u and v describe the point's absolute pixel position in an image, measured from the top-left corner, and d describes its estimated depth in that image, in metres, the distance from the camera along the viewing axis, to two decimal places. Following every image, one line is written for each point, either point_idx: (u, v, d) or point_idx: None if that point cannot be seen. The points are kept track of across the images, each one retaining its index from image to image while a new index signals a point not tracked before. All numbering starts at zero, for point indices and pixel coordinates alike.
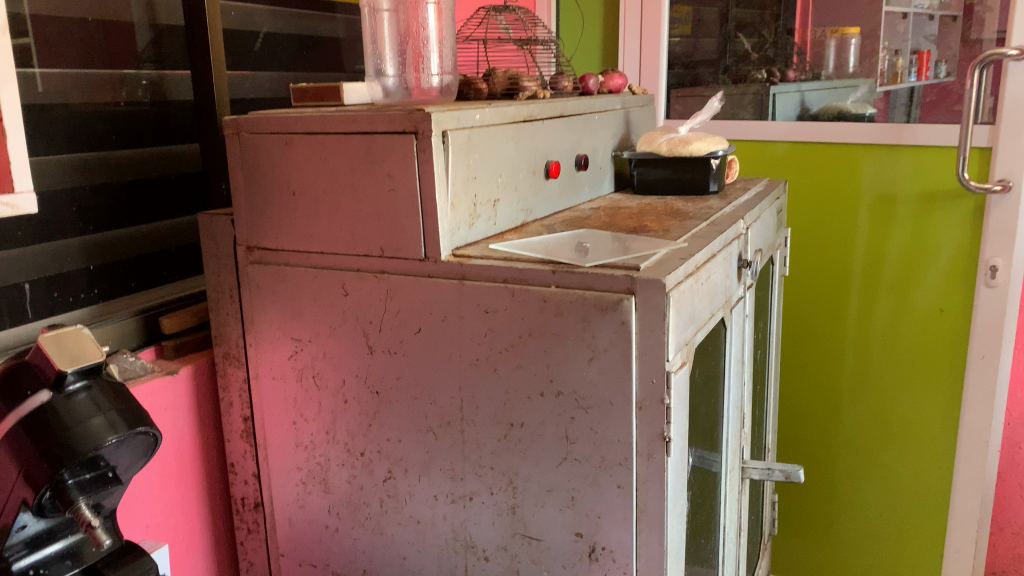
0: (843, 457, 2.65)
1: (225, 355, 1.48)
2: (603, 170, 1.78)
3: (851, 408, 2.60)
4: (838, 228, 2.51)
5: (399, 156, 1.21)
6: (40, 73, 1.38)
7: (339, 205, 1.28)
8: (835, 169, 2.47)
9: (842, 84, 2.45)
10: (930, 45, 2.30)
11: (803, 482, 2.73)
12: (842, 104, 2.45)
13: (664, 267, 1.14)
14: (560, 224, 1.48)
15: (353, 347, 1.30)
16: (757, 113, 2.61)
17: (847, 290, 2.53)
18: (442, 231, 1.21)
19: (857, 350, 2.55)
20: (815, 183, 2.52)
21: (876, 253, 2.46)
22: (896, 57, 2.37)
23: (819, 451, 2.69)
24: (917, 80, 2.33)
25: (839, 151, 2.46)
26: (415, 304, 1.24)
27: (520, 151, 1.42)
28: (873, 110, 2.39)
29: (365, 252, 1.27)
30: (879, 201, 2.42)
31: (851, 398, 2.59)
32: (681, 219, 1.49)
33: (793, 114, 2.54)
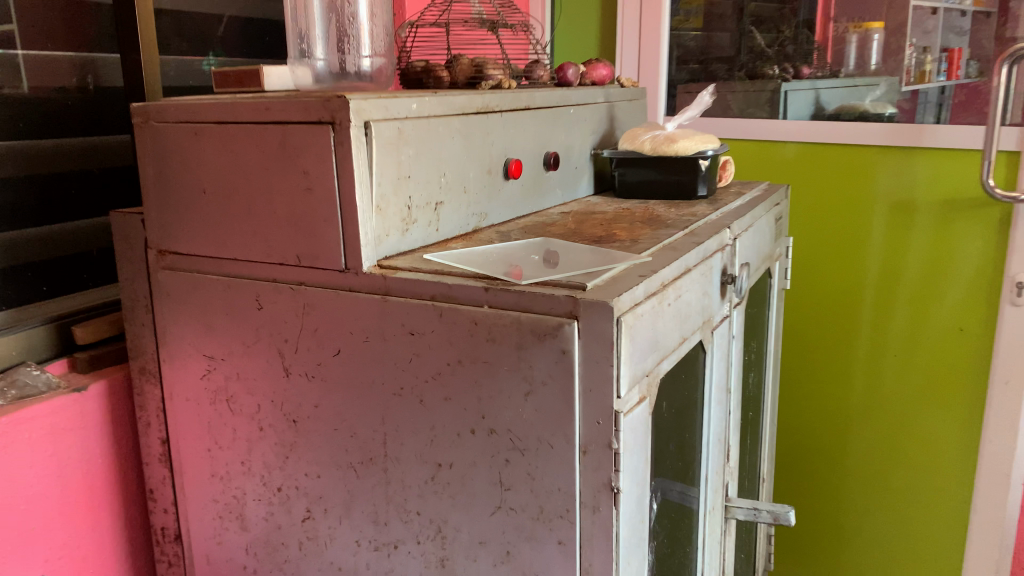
0: (853, 484, 2.45)
1: (141, 369, 1.32)
2: (580, 170, 1.61)
3: (861, 430, 2.40)
4: (850, 237, 2.31)
5: (316, 151, 1.04)
6: (23, 56, 1.35)
7: (255, 206, 1.12)
8: (849, 173, 2.28)
9: (861, 82, 2.24)
10: (961, 43, 2.10)
11: (811, 507, 2.53)
12: (860, 104, 2.24)
13: (617, 287, 0.97)
14: (518, 230, 1.31)
15: (269, 369, 1.14)
16: (770, 112, 2.41)
17: (859, 304, 2.33)
18: (364, 238, 1.04)
19: (868, 368, 2.35)
20: (827, 188, 2.32)
21: (891, 264, 2.26)
22: (924, 54, 2.17)
23: (826, 476, 2.49)
24: (946, 80, 2.12)
25: (853, 154, 2.26)
26: (332, 322, 1.08)
27: (471, 147, 1.25)
28: (894, 110, 2.19)
29: (281, 261, 1.11)
30: (896, 209, 2.22)
31: (862, 420, 2.39)
32: (655, 228, 1.31)
33: (806, 113, 2.34)
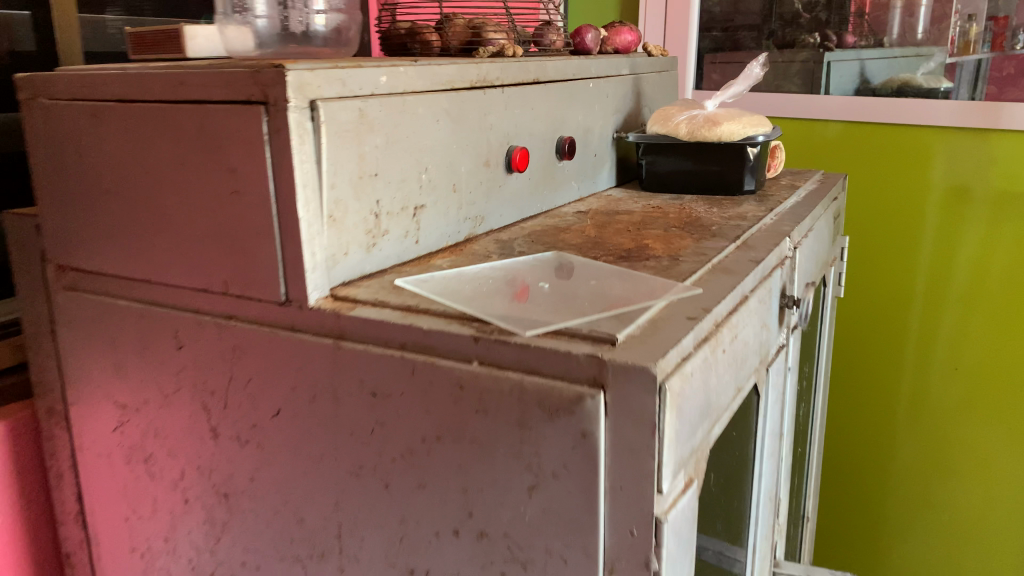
0: (894, 500, 2.16)
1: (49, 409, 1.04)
2: (600, 158, 1.32)
3: (906, 443, 2.10)
4: (901, 226, 1.98)
5: (244, 141, 0.76)
6: None
7: (170, 215, 0.84)
8: (902, 152, 1.94)
9: (904, 52, 1.91)
10: (1009, 10, 1.78)
11: (848, 521, 2.25)
12: (911, 78, 1.91)
13: (663, 341, 0.68)
14: (524, 238, 1.03)
15: (193, 427, 0.87)
16: (806, 86, 2.06)
17: (909, 303, 2.01)
18: (310, 262, 0.76)
19: (917, 374, 2.04)
20: (876, 170, 1.98)
21: (948, 259, 1.93)
22: (969, 23, 1.83)
23: (863, 491, 2.20)
24: (990, 51, 1.80)
25: (905, 134, 1.92)
26: (271, 371, 0.80)
27: (464, 131, 0.95)
28: (949, 84, 1.85)
29: (205, 287, 0.83)
30: (957, 194, 1.88)
31: (908, 431, 2.09)
32: (699, 237, 1.02)
33: (850, 89, 1.99)
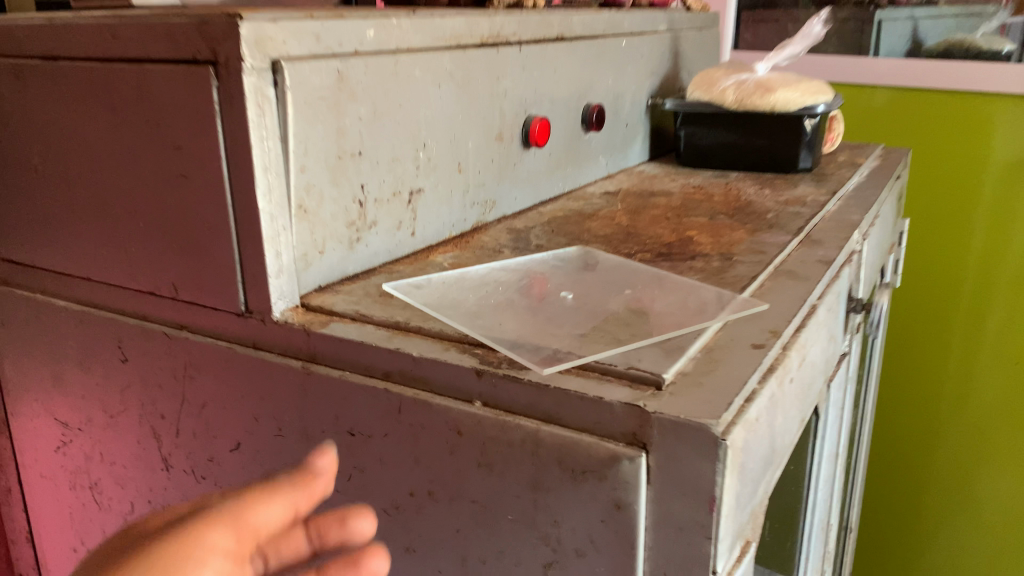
0: (943, 529, 1.80)
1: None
2: (631, 129, 1.14)
3: (948, 455, 1.76)
4: (946, 205, 1.62)
5: (191, 113, 0.60)
6: None
7: (104, 202, 0.68)
8: (949, 116, 1.58)
9: (956, 11, 1.61)
10: None
11: (880, 547, 1.90)
12: (968, 38, 1.59)
13: (722, 383, 0.52)
14: (542, 227, 0.86)
15: (142, 455, 0.73)
16: (846, 46, 1.71)
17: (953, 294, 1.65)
18: (274, 266, 0.61)
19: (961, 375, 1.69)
20: (916, 140, 1.63)
21: (1003, 240, 1.57)
22: None
23: (906, 521, 1.85)
24: None
25: (953, 99, 1.57)
26: (230, 396, 0.65)
27: (471, 99, 0.78)
28: (1012, 46, 1.53)
29: (151, 291, 0.68)
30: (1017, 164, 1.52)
31: (950, 442, 1.74)
32: (752, 229, 0.85)
33: (899, 51, 1.65)
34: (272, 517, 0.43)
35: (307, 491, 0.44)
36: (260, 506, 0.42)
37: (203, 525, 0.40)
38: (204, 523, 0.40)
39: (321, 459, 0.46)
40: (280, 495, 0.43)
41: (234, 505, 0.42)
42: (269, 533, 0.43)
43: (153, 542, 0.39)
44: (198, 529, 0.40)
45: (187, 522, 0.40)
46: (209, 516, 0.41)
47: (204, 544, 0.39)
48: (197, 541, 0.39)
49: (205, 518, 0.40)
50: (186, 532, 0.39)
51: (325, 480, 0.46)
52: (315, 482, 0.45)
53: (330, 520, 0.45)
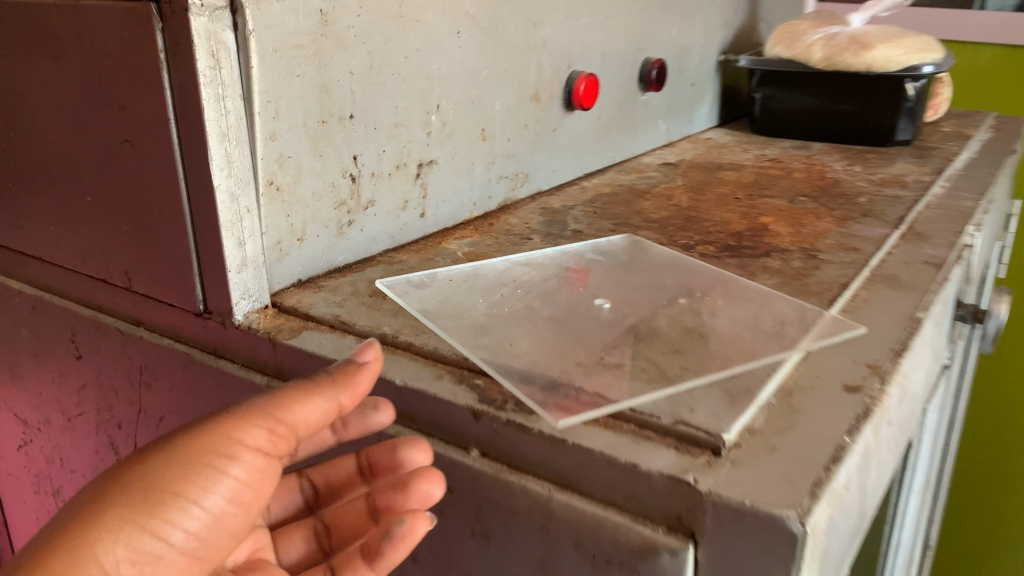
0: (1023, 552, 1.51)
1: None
2: (698, 88, 0.98)
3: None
4: None
5: (133, 63, 0.47)
6: None
7: (45, 170, 0.56)
8: None
9: None
10: None
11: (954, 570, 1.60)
12: None
13: (803, 447, 0.38)
14: (583, 208, 0.72)
15: (102, 466, 0.62)
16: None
17: None
18: (237, 259, 0.49)
19: None
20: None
21: None
22: None
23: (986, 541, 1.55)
24: None
25: None
26: (189, 411, 0.54)
27: (498, 51, 0.64)
28: None
29: (103, 279, 0.56)
30: None
31: None
32: (840, 217, 0.70)
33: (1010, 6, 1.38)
34: (312, 415, 0.37)
35: (350, 389, 0.38)
36: (297, 405, 0.36)
37: (231, 422, 0.34)
38: (233, 419, 0.34)
39: (367, 353, 0.39)
40: (320, 394, 0.37)
41: (269, 402, 0.36)
42: (309, 431, 0.37)
43: (179, 435, 0.34)
44: (226, 425, 0.34)
45: (215, 416, 0.35)
46: (241, 412, 0.35)
47: (235, 443, 0.34)
48: (226, 439, 0.34)
49: (235, 414, 0.35)
50: (213, 427, 0.34)
51: (384, 415, 0.42)
52: (359, 379, 0.38)
53: (381, 450, 0.42)
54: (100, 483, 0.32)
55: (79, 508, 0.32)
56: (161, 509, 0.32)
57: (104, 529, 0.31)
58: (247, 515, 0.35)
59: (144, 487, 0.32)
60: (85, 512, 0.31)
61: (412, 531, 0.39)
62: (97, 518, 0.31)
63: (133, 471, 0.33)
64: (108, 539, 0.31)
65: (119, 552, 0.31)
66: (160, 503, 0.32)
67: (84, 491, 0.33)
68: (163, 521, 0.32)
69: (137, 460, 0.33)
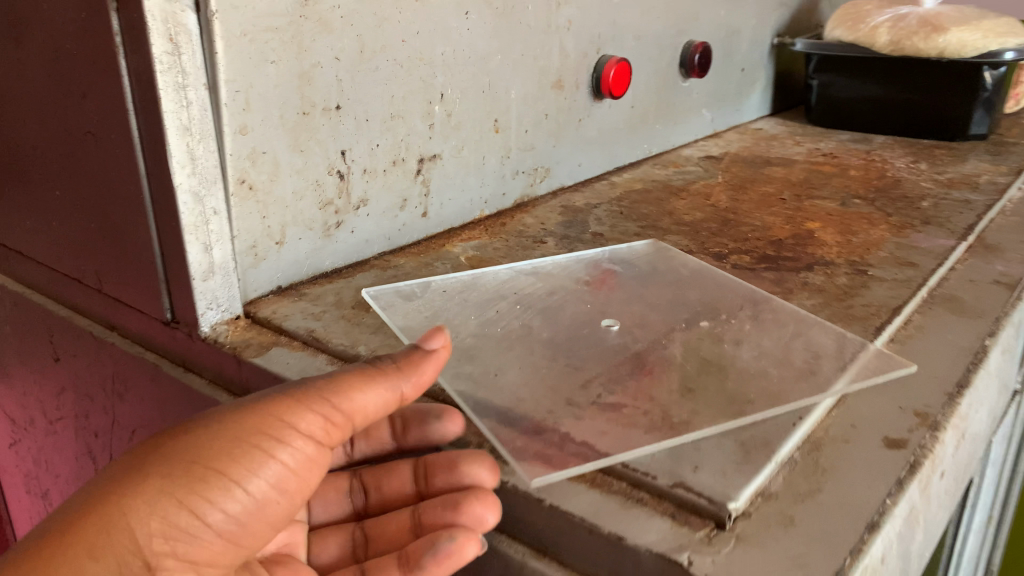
0: None
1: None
2: (747, 73, 0.90)
3: None
4: None
5: (88, 45, 0.42)
6: None
7: (13, 160, 0.52)
8: None
9: None
10: None
11: None
12: None
13: (829, 521, 0.32)
14: (607, 207, 0.66)
15: (82, 474, 0.59)
16: None
17: None
18: (203, 265, 0.44)
19: None
20: None
21: None
22: None
23: None
24: None
25: None
26: (159, 427, 0.50)
27: (514, 32, 0.58)
28: None
29: (75, 278, 0.52)
30: None
31: None
32: (898, 224, 0.62)
33: None
34: (372, 404, 0.32)
35: (414, 379, 0.33)
36: (358, 390, 0.32)
37: (283, 403, 0.30)
38: (286, 399, 0.30)
39: (437, 339, 0.34)
40: (384, 381, 0.32)
41: (325, 383, 0.31)
42: (368, 421, 0.32)
43: (227, 412, 0.30)
44: (280, 405, 0.30)
45: (268, 394, 0.31)
46: (296, 392, 0.31)
47: (288, 425, 0.30)
48: (278, 420, 0.30)
49: (289, 394, 0.31)
50: (264, 405, 0.30)
51: (452, 426, 0.36)
52: (425, 368, 0.34)
53: (440, 460, 0.35)
54: (136, 453, 0.29)
55: (111, 475, 0.28)
56: (202, 486, 0.28)
57: (138, 500, 0.27)
58: (292, 504, 0.31)
59: (185, 460, 0.28)
60: (118, 481, 0.27)
61: (460, 553, 0.32)
62: (132, 488, 0.27)
63: (174, 442, 0.29)
64: (139, 512, 0.27)
65: (152, 527, 0.27)
66: (201, 480, 0.28)
67: (118, 459, 0.29)
68: (203, 499, 0.28)
69: (180, 430, 0.29)
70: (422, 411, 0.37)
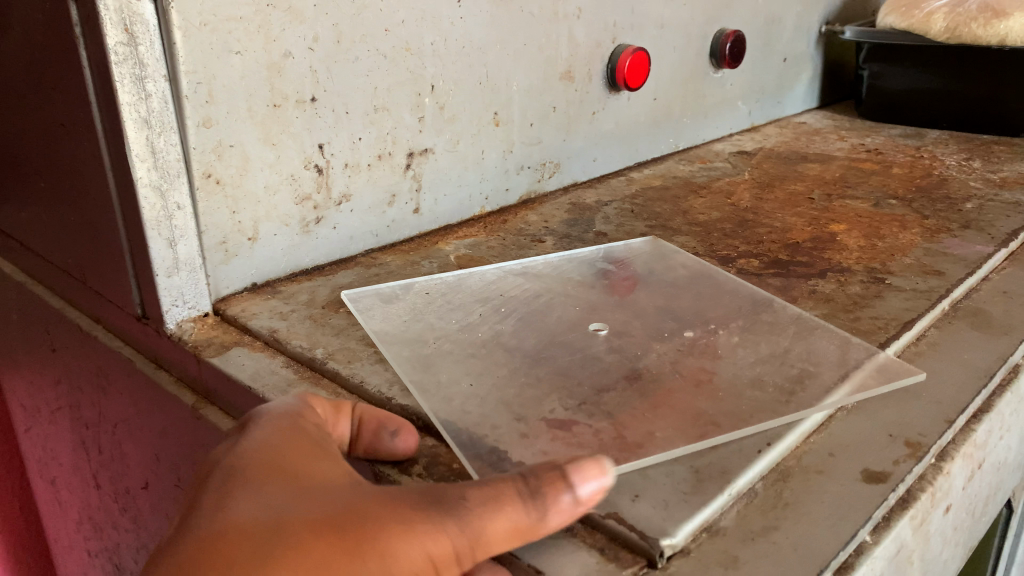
0: None
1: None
2: (788, 65, 0.85)
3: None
4: None
5: (47, 34, 0.41)
6: None
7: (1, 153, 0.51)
8: None
9: None
10: None
11: None
12: None
13: (778, 563, 0.28)
14: (618, 205, 0.62)
15: (80, 464, 0.60)
16: None
17: None
18: (167, 262, 0.43)
19: None
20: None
21: None
22: None
23: None
24: None
25: None
26: (136, 422, 0.50)
27: (512, 20, 0.55)
28: None
29: (61, 270, 0.52)
30: None
31: None
32: (930, 228, 0.57)
33: None
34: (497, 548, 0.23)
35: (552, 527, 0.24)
36: (506, 529, 0.23)
37: (424, 533, 0.22)
38: (430, 528, 0.22)
39: (595, 475, 0.24)
40: (533, 523, 0.24)
41: (470, 512, 0.23)
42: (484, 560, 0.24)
43: (357, 519, 0.22)
44: (420, 537, 0.22)
45: (375, 514, 0.22)
46: (439, 516, 0.23)
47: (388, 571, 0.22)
48: (420, 555, 0.22)
49: (428, 511, 0.23)
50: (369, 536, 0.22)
51: (404, 443, 0.32)
52: (566, 512, 0.24)
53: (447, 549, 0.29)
54: (257, 552, 0.21)
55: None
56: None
57: None
58: None
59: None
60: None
61: None
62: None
63: (308, 557, 0.21)
64: None
65: None
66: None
67: (230, 545, 0.21)
68: None
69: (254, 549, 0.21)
70: (379, 419, 0.33)
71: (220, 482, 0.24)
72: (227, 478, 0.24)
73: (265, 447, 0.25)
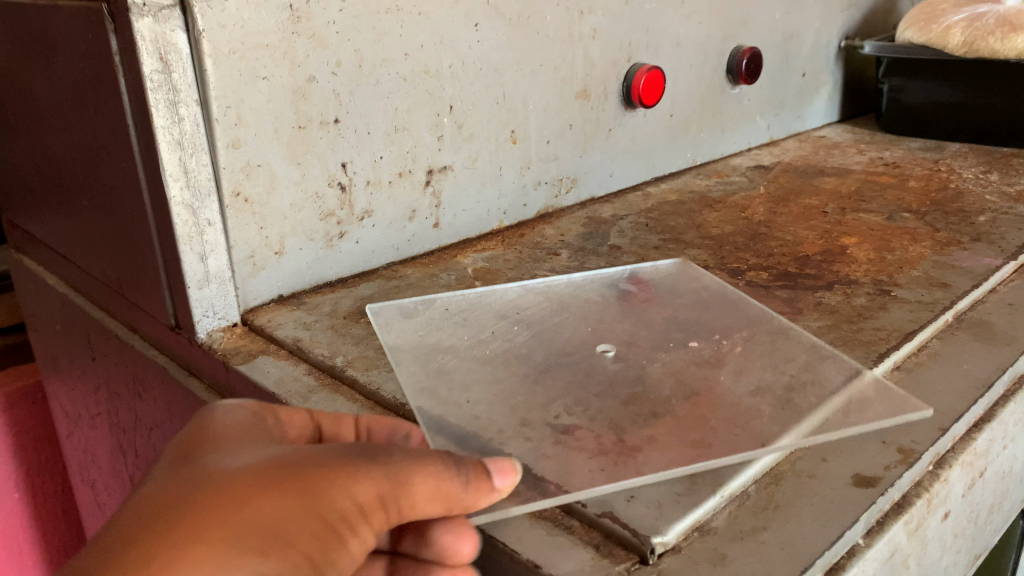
0: None
1: (30, 391, 0.80)
2: (807, 81, 0.86)
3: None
4: None
5: (89, 63, 0.44)
6: None
7: (49, 174, 0.55)
8: None
9: None
10: None
11: None
12: None
13: (764, 560, 0.30)
14: (634, 219, 0.64)
15: (118, 467, 0.63)
16: None
17: None
18: (198, 275, 0.46)
19: None
20: None
21: None
22: None
23: None
24: None
25: None
26: (170, 426, 0.52)
27: (527, 42, 0.57)
28: None
29: (102, 283, 0.55)
30: None
31: None
32: (941, 240, 0.58)
33: None
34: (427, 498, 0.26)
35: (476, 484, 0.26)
36: (423, 485, 0.26)
37: (348, 479, 0.25)
38: (352, 476, 0.25)
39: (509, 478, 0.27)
40: (454, 478, 0.26)
41: (384, 468, 0.25)
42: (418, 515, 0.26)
43: (279, 468, 0.25)
44: (340, 481, 0.25)
45: (314, 466, 0.25)
46: (358, 465, 0.25)
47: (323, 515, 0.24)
48: (343, 499, 0.24)
49: (361, 464, 0.25)
50: (307, 484, 0.24)
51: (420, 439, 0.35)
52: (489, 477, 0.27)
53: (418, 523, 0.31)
54: (184, 501, 0.23)
55: (157, 524, 0.23)
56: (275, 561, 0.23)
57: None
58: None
59: (250, 535, 0.23)
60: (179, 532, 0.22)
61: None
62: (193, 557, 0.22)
63: (243, 495, 0.23)
64: None
65: None
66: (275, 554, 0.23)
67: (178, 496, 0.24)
68: None
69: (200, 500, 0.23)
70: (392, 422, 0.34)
71: (177, 457, 0.26)
72: (186, 452, 0.27)
73: (224, 429, 0.28)
